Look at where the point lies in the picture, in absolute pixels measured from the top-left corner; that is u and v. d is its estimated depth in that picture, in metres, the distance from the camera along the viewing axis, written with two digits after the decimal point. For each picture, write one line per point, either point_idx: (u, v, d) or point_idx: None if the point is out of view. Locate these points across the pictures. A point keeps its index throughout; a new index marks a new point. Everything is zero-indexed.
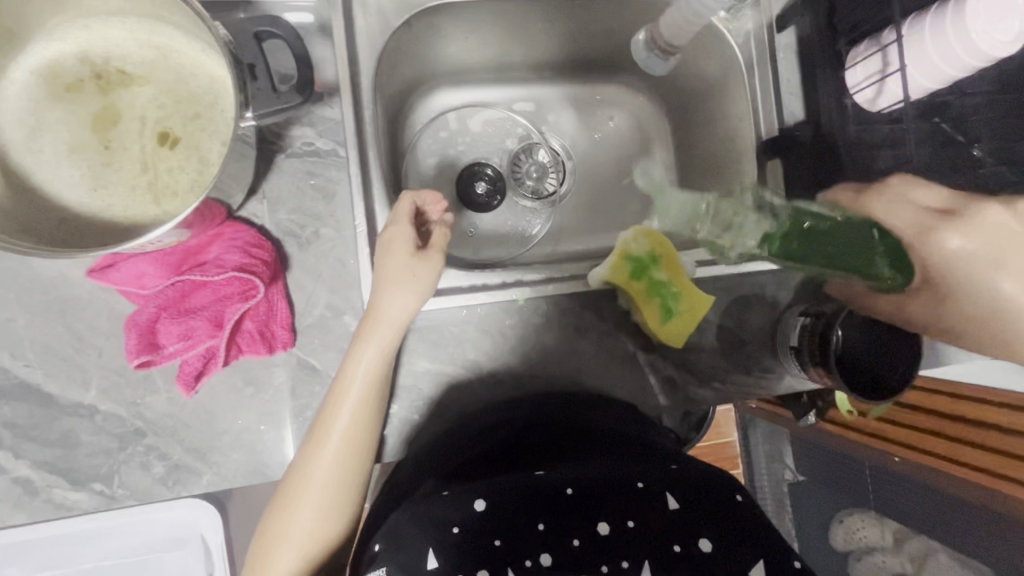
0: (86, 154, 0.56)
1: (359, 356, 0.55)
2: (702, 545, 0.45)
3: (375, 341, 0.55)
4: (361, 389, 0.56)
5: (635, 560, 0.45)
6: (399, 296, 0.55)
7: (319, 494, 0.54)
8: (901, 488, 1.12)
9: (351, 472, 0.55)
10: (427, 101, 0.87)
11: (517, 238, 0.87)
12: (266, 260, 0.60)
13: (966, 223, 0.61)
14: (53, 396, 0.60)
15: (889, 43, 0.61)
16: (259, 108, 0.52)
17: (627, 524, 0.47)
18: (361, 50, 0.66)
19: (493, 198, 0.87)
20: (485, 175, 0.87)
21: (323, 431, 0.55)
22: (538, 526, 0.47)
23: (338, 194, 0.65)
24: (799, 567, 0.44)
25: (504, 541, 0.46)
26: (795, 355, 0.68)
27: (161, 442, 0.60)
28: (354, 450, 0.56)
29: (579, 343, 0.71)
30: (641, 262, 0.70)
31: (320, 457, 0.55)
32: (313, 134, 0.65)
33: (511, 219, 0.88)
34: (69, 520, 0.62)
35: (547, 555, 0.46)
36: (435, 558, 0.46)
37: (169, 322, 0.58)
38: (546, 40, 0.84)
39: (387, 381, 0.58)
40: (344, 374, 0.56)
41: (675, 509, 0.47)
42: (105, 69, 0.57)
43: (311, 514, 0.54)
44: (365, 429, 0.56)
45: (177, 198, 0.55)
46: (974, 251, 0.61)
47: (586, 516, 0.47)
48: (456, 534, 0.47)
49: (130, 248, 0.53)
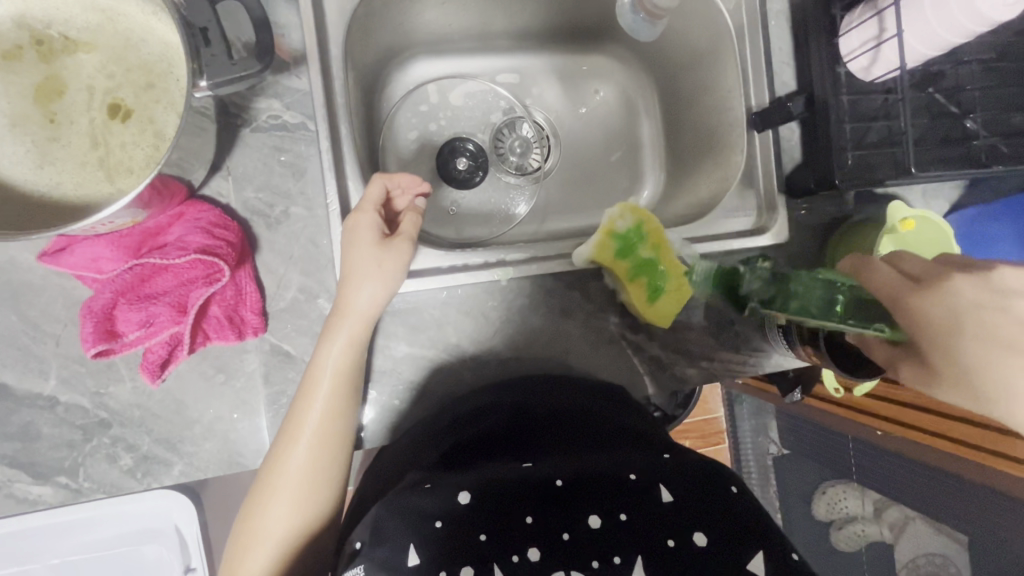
0: (29, 128, 0.51)
1: (328, 346, 0.54)
2: (697, 539, 0.44)
3: (343, 329, 0.54)
4: (332, 379, 0.54)
5: (628, 556, 0.44)
6: (366, 286, 0.54)
7: (294, 488, 0.52)
8: (882, 461, 1.13)
9: (329, 462, 0.53)
10: (405, 72, 0.83)
11: (501, 216, 0.84)
12: (232, 242, 0.57)
13: (927, 294, 0.48)
14: (10, 386, 0.56)
15: (885, 7, 0.59)
16: (214, 76, 0.47)
17: (620, 517, 0.45)
18: (327, 14, 0.62)
19: (474, 174, 0.84)
20: (466, 151, 0.84)
21: (296, 424, 0.53)
22: (527, 519, 0.46)
23: (309, 170, 0.61)
24: (797, 560, 0.44)
25: (489, 536, 0.45)
26: (782, 332, 0.64)
27: (128, 433, 0.58)
28: (329, 442, 0.54)
29: (564, 325, 0.69)
30: (627, 240, 0.68)
31: (298, 449, 0.53)
32: (279, 107, 0.61)
33: (495, 196, 0.85)
34: (34, 515, 0.59)
35: (534, 550, 0.44)
36: (416, 553, 0.45)
37: (127, 308, 0.55)
38: (528, 7, 0.80)
39: (362, 372, 0.56)
40: (314, 364, 0.54)
41: (669, 501, 0.46)
42: (45, 34, 0.52)
43: (290, 507, 0.52)
44: (340, 419, 0.54)
45: (132, 175, 0.51)
46: (984, 333, 0.44)
47: (576, 509, 0.46)
48: (440, 527, 0.45)
49: (80, 229, 0.50)
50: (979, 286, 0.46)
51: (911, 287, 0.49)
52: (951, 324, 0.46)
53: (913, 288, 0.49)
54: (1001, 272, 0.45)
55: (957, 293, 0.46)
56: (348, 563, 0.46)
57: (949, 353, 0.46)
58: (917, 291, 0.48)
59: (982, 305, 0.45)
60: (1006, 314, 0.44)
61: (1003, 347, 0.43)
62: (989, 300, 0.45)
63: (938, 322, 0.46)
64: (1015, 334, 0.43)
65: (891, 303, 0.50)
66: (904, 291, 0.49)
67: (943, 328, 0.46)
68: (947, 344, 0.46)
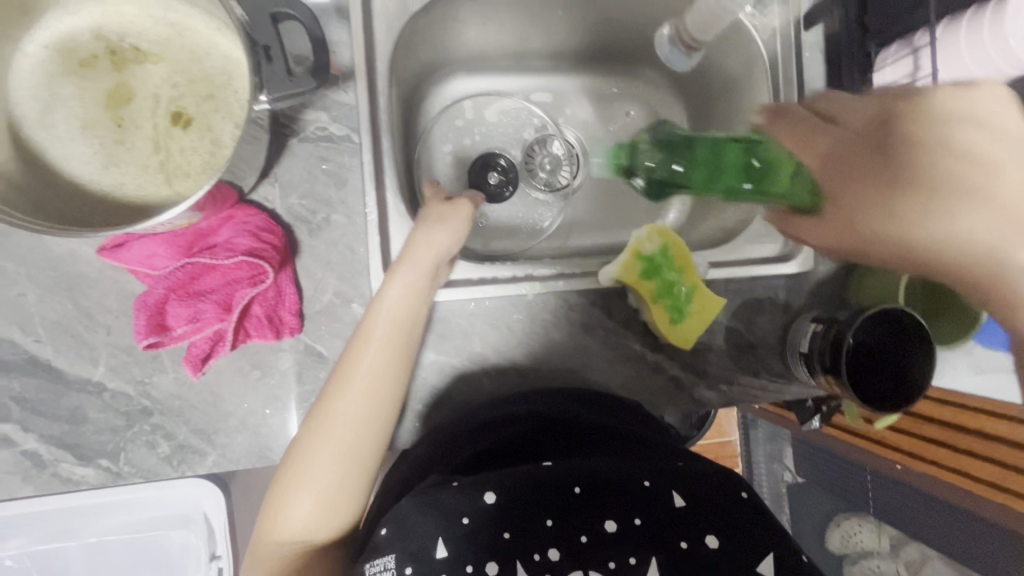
0: (99, 132, 0.55)
1: (383, 294, 0.56)
2: (709, 542, 0.47)
3: (400, 276, 0.57)
4: (387, 326, 0.55)
5: (643, 558, 0.48)
6: (425, 233, 0.59)
7: (344, 431, 0.52)
8: (897, 493, 1.11)
9: (374, 421, 0.53)
10: (443, 88, 0.86)
11: (528, 231, 0.86)
12: (276, 246, 0.60)
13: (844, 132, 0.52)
14: (62, 371, 0.59)
15: (920, 46, 0.60)
16: (274, 92, 0.50)
17: (634, 522, 0.49)
18: (377, 34, 0.66)
19: (505, 188, 0.85)
20: (498, 165, 0.85)
21: (345, 375, 0.54)
22: (548, 522, 0.49)
23: (351, 181, 0.65)
24: (807, 562, 0.46)
25: (513, 535, 0.49)
26: (804, 360, 0.69)
27: (168, 421, 0.61)
28: (379, 388, 0.54)
29: (586, 341, 0.70)
30: (653, 262, 0.69)
31: (351, 404, 0.53)
32: (327, 119, 0.65)
33: (522, 211, 0.87)
34: (72, 495, 0.61)
35: (554, 551, 0.48)
36: (444, 546, 0.48)
37: (177, 304, 0.57)
38: (565, 28, 0.82)
39: (414, 324, 0.57)
40: (370, 312, 0.56)
41: (682, 507, 0.49)
42: (119, 45, 0.55)
43: (334, 466, 0.52)
44: (393, 364, 0.55)
45: (189, 178, 0.55)
46: (919, 164, 0.47)
47: (592, 514, 0.49)
48: (466, 524, 0.49)
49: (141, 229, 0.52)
50: (916, 112, 0.48)
51: (835, 129, 0.53)
52: (886, 162, 0.49)
53: (840, 129, 0.52)
54: (941, 97, 0.48)
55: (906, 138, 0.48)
56: (374, 551, 0.48)
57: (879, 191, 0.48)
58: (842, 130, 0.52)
59: (915, 135, 0.48)
60: (944, 145, 0.46)
61: (946, 182, 0.46)
62: (931, 133, 0.47)
63: (868, 163, 0.50)
64: (959, 168, 0.45)
65: (806, 146, 0.54)
66: (828, 135, 0.53)
67: (874, 162, 0.49)
68: (885, 182, 0.48)
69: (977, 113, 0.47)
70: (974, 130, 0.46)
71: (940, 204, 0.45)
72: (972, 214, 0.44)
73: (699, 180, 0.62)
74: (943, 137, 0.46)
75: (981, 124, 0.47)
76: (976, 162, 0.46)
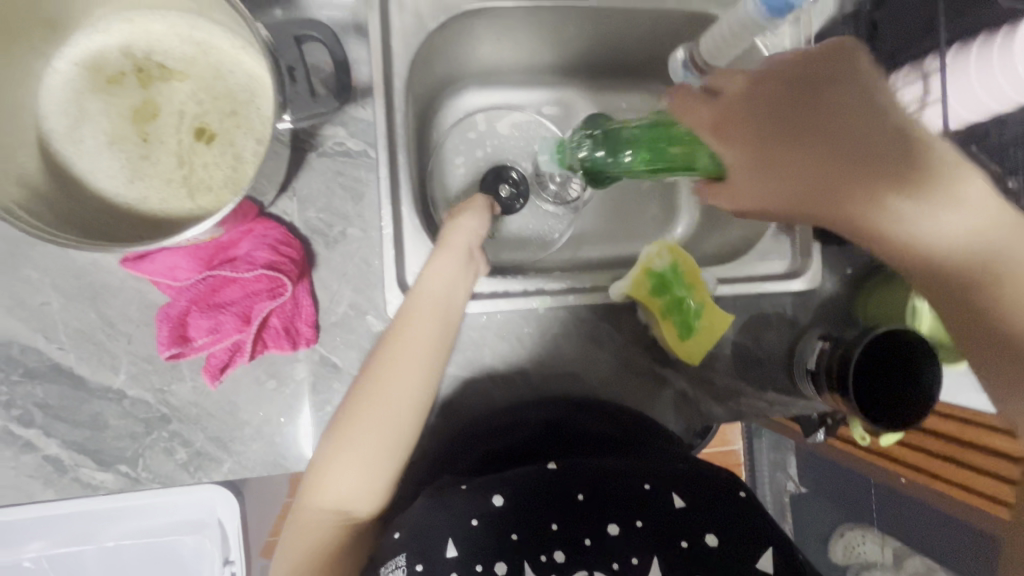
0: (125, 146, 0.57)
1: (424, 276, 0.61)
2: (709, 540, 0.51)
3: (439, 261, 0.61)
4: (428, 307, 0.60)
5: (645, 558, 0.51)
6: (455, 225, 0.64)
7: (390, 397, 0.56)
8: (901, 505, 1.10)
9: (415, 385, 0.57)
10: (455, 101, 0.87)
11: (538, 243, 0.87)
12: (295, 258, 0.61)
13: (720, 108, 0.56)
14: (84, 378, 0.61)
15: (931, 71, 0.60)
16: (297, 112, 0.52)
17: (636, 525, 0.52)
18: (394, 51, 0.67)
19: (516, 201, 0.84)
20: (510, 178, 0.85)
21: (393, 343, 0.58)
22: (551, 526, 0.53)
23: (367, 195, 0.66)
24: (803, 559, 0.50)
25: (519, 537, 0.52)
26: (812, 378, 0.70)
27: (185, 428, 0.62)
28: (419, 358, 0.58)
29: (595, 354, 0.71)
30: (663, 279, 0.69)
31: (394, 383, 0.57)
32: (345, 134, 0.66)
33: (534, 222, 0.87)
34: (90, 500, 0.63)
35: (560, 552, 0.52)
36: (454, 546, 0.52)
37: (198, 315, 0.59)
38: (578, 43, 0.83)
39: (452, 307, 0.61)
40: (413, 294, 0.60)
41: (681, 507, 0.53)
42: (146, 63, 0.57)
43: (370, 441, 0.56)
44: (433, 336, 0.59)
45: (211, 193, 0.56)
46: (798, 129, 0.53)
47: (596, 518, 0.53)
48: (475, 525, 0.53)
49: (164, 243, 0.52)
50: (777, 79, 0.54)
51: (714, 104, 0.57)
52: (767, 130, 0.54)
53: (716, 105, 0.57)
54: (802, 60, 0.54)
55: (809, 108, 0.52)
56: (391, 552, 0.52)
57: (769, 157, 0.54)
58: (719, 105, 0.56)
59: (787, 102, 0.54)
60: (816, 107, 0.52)
61: (826, 140, 0.51)
62: (798, 97, 0.53)
63: (752, 132, 0.55)
64: (832, 124, 0.51)
65: (697, 126, 0.57)
66: (708, 111, 0.57)
67: (757, 133, 0.54)
68: (773, 147, 0.53)
69: (829, 70, 0.52)
70: (832, 86, 0.52)
71: (833, 163, 0.51)
72: (858, 169, 0.50)
73: (614, 159, 0.67)
74: (826, 98, 0.52)
75: (840, 78, 0.52)
76: (846, 116, 0.51)
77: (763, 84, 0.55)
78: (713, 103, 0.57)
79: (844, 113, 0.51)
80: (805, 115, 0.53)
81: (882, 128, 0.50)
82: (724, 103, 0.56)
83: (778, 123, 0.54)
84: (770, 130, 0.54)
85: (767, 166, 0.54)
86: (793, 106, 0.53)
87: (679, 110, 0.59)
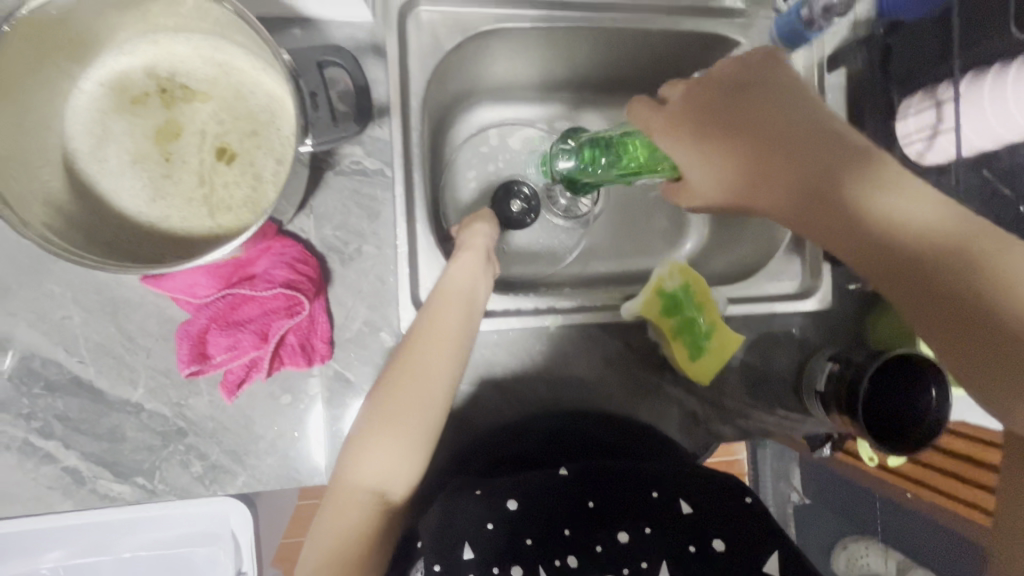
0: (148, 166, 0.58)
1: (448, 275, 0.64)
2: (716, 545, 0.54)
3: (459, 262, 0.65)
4: (454, 301, 0.62)
5: (654, 562, 0.54)
6: (472, 233, 0.68)
7: (422, 376, 0.58)
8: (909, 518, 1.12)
9: (444, 366, 0.59)
10: (467, 116, 0.86)
11: (549, 257, 0.87)
12: (312, 276, 0.62)
13: (673, 113, 0.57)
14: (103, 391, 0.62)
15: (944, 99, 0.61)
16: (319, 137, 0.53)
17: (645, 531, 0.55)
18: (411, 70, 0.68)
19: (527, 216, 0.84)
20: (521, 194, 0.84)
21: (421, 334, 0.60)
22: (565, 531, 0.56)
23: (382, 214, 0.67)
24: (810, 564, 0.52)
25: (534, 541, 0.55)
26: (820, 399, 0.71)
27: (201, 442, 0.63)
28: (448, 343, 0.60)
29: (606, 372, 0.72)
30: (675, 298, 0.70)
31: (431, 369, 0.59)
32: (361, 153, 0.67)
33: (545, 236, 0.87)
34: (107, 511, 0.64)
35: (573, 557, 0.55)
36: (471, 550, 0.54)
37: (218, 333, 0.60)
38: (593, 61, 0.81)
39: (478, 298, 0.63)
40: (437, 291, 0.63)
41: (688, 513, 0.55)
42: (169, 83, 0.58)
43: (408, 426, 0.57)
44: (460, 325, 0.61)
45: (231, 212, 0.57)
46: (748, 128, 0.53)
47: (607, 525, 0.56)
48: (490, 529, 0.55)
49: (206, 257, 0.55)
50: (718, 82, 0.56)
51: (665, 110, 0.58)
52: (719, 131, 0.54)
53: (668, 111, 0.57)
54: (738, 62, 0.55)
55: (754, 109, 0.53)
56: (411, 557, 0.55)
57: (726, 158, 0.54)
58: (671, 111, 0.57)
59: (732, 104, 0.55)
60: (758, 105, 0.53)
61: (776, 138, 0.52)
62: (740, 97, 0.54)
63: (706, 134, 0.55)
64: (776, 121, 0.52)
65: (650, 131, 0.58)
66: (660, 117, 0.58)
67: (710, 133, 0.55)
68: (727, 146, 0.54)
69: (763, 70, 0.54)
70: (765, 86, 0.54)
71: (788, 159, 0.51)
72: (810, 162, 0.50)
73: (593, 165, 0.69)
74: (766, 98, 0.53)
75: (773, 78, 0.54)
76: (788, 114, 0.52)
77: (704, 89, 0.56)
78: (664, 110, 0.58)
79: (784, 111, 0.53)
80: (752, 116, 0.53)
81: (825, 123, 0.51)
82: (673, 108, 0.57)
83: (728, 124, 0.54)
84: (720, 131, 0.54)
85: (724, 166, 0.54)
86: (739, 108, 0.54)
87: (635, 117, 0.60)
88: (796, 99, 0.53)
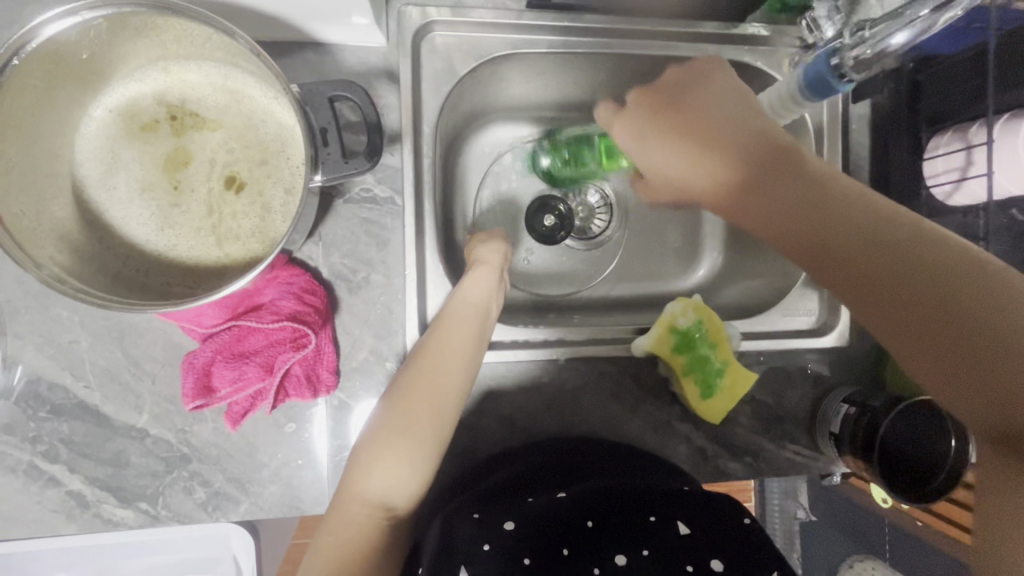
0: (157, 194, 0.57)
1: (459, 289, 0.63)
2: (713, 564, 0.51)
3: (469, 275, 0.64)
4: (467, 315, 0.62)
5: None
6: (482, 248, 0.68)
7: (433, 387, 0.58)
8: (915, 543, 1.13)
9: (453, 378, 0.59)
10: (481, 135, 0.81)
11: (579, 276, 0.84)
12: (319, 307, 0.61)
13: (628, 119, 0.63)
14: (108, 416, 0.62)
15: (976, 143, 0.58)
16: (328, 173, 0.53)
17: (642, 553, 0.53)
18: (425, 96, 0.67)
19: (557, 232, 0.83)
20: (556, 209, 0.83)
21: (432, 345, 0.60)
22: (563, 551, 0.53)
23: (392, 242, 0.66)
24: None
25: (531, 562, 0.52)
26: (834, 441, 0.69)
27: (205, 468, 0.63)
28: (459, 356, 0.60)
29: (614, 406, 0.70)
30: (687, 336, 0.69)
31: (444, 378, 0.58)
32: (371, 180, 0.66)
33: (573, 257, 0.84)
34: (111, 534, 0.64)
35: None
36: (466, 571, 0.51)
37: (223, 365, 0.59)
38: (612, 84, 0.78)
39: (489, 314, 0.63)
40: (449, 305, 0.63)
41: (685, 534, 0.53)
42: (180, 111, 0.57)
43: (419, 441, 0.56)
44: (472, 340, 0.61)
45: (238, 242, 0.56)
46: (703, 133, 0.58)
47: (604, 548, 0.53)
48: (487, 549, 0.52)
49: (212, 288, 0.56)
50: (668, 97, 0.61)
51: (620, 116, 0.64)
52: (676, 136, 0.60)
53: (624, 118, 0.63)
54: (683, 80, 0.62)
55: (703, 116, 0.59)
56: None
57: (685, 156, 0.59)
58: (626, 116, 0.63)
59: (684, 114, 0.60)
60: (710, 113, 0.59)
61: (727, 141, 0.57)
62: (691, 107, 0.60)
63: (662, 138, 0.61)
64: (729, 131, 0.58)
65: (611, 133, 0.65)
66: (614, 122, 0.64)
67: (668, 135, 0.60)
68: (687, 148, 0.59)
69: (706, 89, 0.60)
70: (710, 96, 0.60)
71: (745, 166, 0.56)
72: (774, 169, 0.55)
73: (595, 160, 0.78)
74: (717, 110, 0.59)
75: (717, 91, 0.60)
76: (736, 125, 0.58)
77: (657, 105, 0.62)
78: (621, 114, 0.64)
79: (732, 121, 0.58)
80: (711, 113, 0.59)
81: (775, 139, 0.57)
82: (628, 117, 0.63)
83: (681, 117, 0.60)
84: (673, 124, 0.60)
85: (687, 163, 0.59)
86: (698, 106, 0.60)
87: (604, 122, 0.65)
88: (750, 108, 0.59)
